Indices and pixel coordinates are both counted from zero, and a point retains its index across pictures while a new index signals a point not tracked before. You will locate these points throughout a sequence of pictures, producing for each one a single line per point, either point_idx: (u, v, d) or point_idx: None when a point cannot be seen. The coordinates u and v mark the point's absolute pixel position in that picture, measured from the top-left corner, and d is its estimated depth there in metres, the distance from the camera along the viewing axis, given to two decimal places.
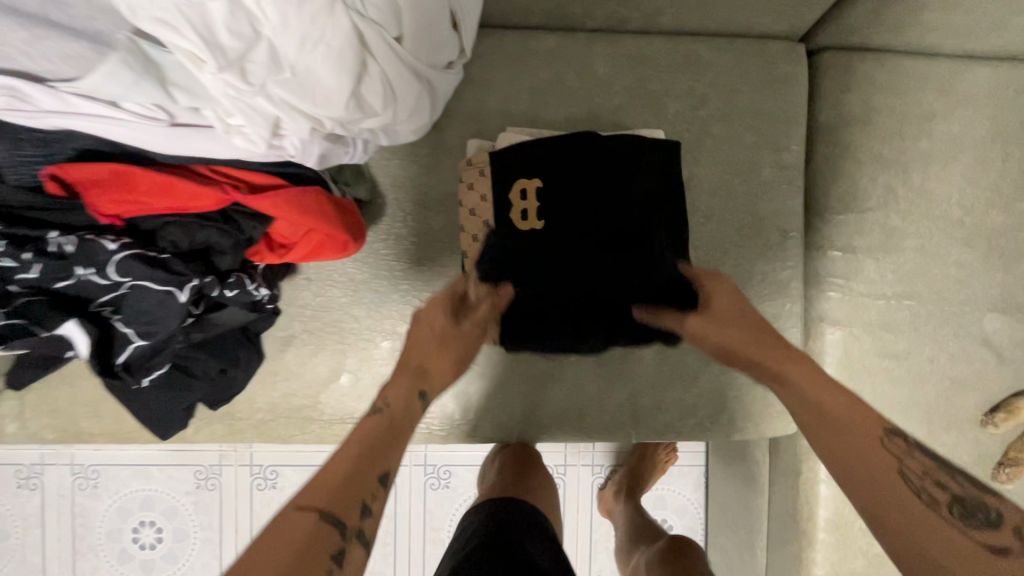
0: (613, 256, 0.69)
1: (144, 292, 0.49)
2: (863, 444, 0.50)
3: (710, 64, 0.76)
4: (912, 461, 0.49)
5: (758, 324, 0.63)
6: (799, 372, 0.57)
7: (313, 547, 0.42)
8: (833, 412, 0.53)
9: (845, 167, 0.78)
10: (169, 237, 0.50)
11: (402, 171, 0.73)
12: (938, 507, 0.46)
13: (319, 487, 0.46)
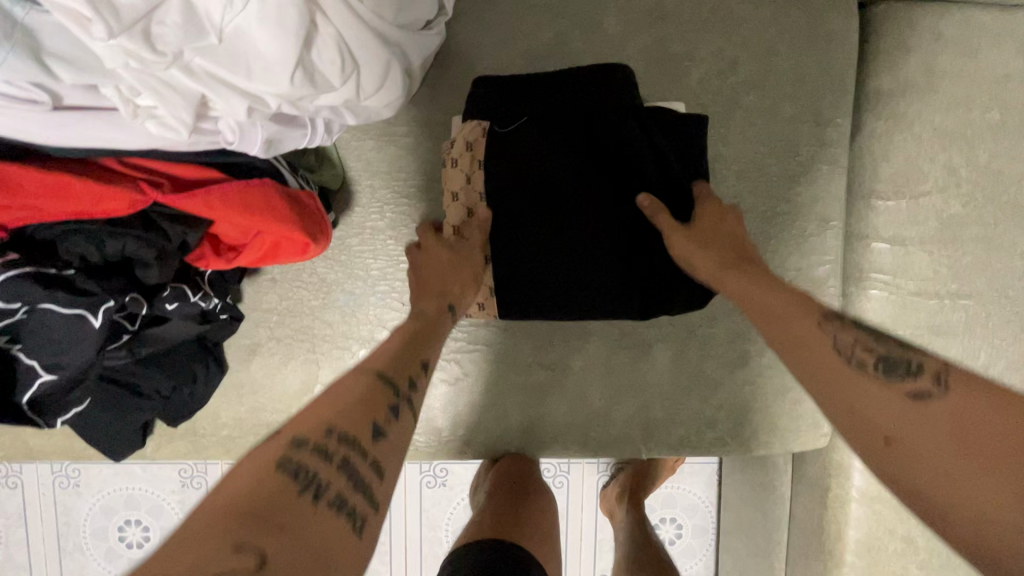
0: (613, 218, 0.56)
1: (45, 318, 0.40)
2: (826, 355, 0.42)
3: (742, 21, 0.64)
4: (848, 341, 0.42)
5: (725, 241, 0.53)
6: (735, 282, 0.49)
7: (253, 529, 0.30)
8: (792, 328, 0.44)
9: (899, 143, 0.66)
10: (72, 248, 0.40)
11: (378, 154, 0.63)
12: (868, 371, 0.40)
13: (271, 456, 0.36)
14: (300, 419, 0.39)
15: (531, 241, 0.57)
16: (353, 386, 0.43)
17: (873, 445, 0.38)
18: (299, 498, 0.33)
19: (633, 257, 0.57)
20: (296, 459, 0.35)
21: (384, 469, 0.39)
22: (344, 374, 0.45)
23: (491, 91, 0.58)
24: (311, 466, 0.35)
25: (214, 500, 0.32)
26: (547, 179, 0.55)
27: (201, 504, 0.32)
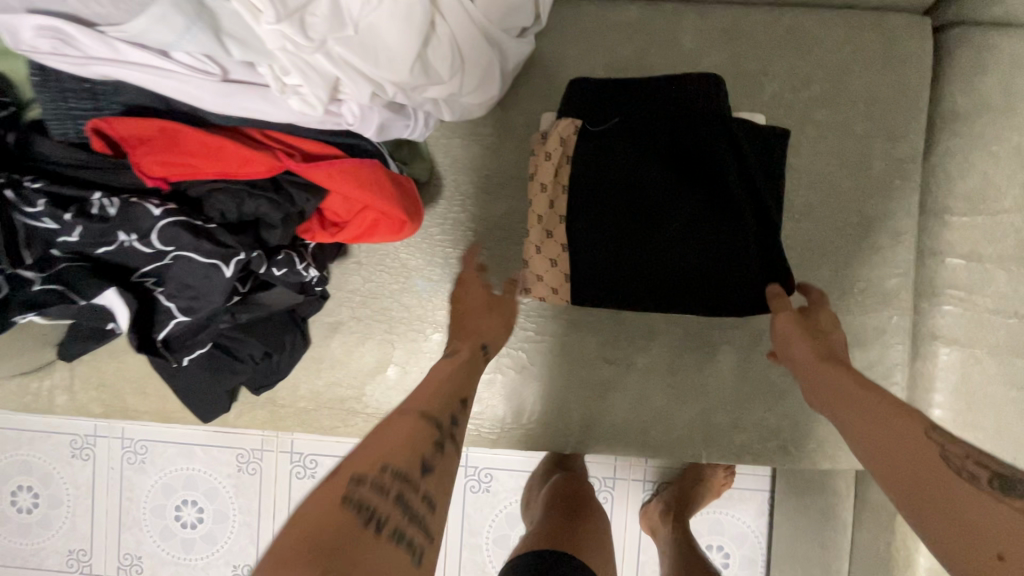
0: (692, 209, 0.57)
1: (189, 265, 0.45)
2: (918, 450, 0.41)
3: (816, 41, 0.67)
4: (952, 448, 0.41)
5: (827, 342, 0.56)
6: (832, 380, 0.50)
7: (334, 556, 0.33)
8: (886, 418, 0.44)
9: (975, 162, 0.67)
10: (217, 205, 0.46)
11: (465, 151, 0.68)
12: (975, 484, 0.38)
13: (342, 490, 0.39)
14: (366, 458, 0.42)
15: (616, 242, 0.59)
16: (410, 429, 0.46)
17: (977, 558, 0.33)
18: (366, 530, 0.36)
19: (711, 247, 0.58)
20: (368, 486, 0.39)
21: (434, 502, 0.42)
22: (391, 415, 0.48)
23: (587, 87, 0.61)
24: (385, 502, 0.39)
25: (290, 536, 0.34)
26: (630, 176, 0.58)
27: (278, 539, 0.34)
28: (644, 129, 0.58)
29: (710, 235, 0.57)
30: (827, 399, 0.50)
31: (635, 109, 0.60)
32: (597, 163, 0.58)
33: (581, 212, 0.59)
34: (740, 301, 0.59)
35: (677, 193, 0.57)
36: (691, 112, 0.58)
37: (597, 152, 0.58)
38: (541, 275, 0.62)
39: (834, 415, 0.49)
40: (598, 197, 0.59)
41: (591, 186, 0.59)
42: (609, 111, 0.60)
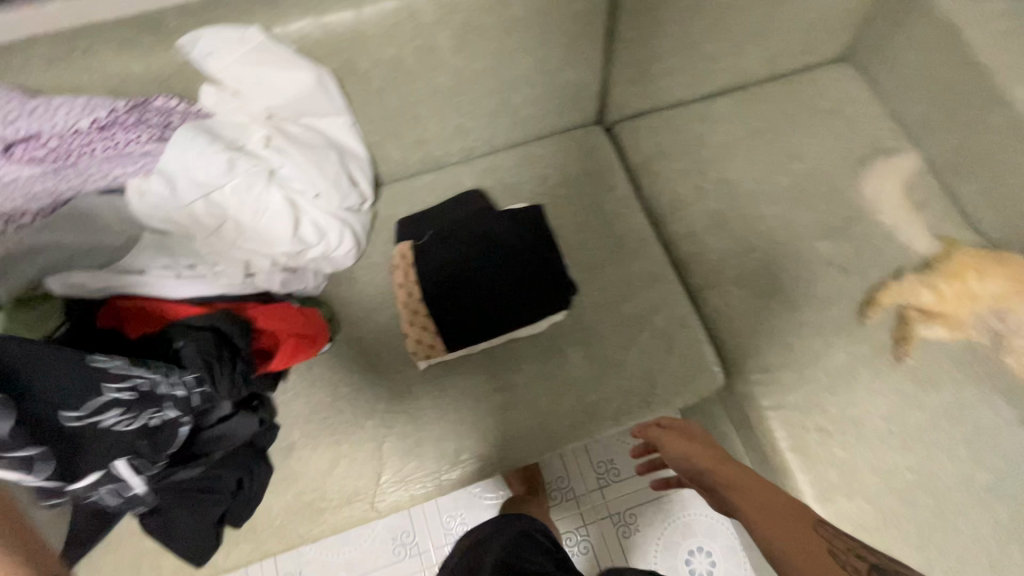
0: (500, 265, 0.90)
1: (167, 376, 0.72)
2: (802, 529, 0.62)
3: (541, 155, 1.09)
4: (838, 541, 0.60)
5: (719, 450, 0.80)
6: (733, 481, 0.73)
7: None
8: (778, 504, 0.66)
9: (661, 185, 1.08)
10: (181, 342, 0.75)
11: (350, 290, 0.97)
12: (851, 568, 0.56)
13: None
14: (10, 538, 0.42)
15: (462, 301, 0.89)
16: None
17: None
18: None
19: (513, 282, 0.90)
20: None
21: None
22: None
23: (412, 219, 0.94)
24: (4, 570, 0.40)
25: None
26: (455, 259, 0.90)
27: None
28: (454, 231, 0.93)
29: (515, 277, 0.90)
30: (728, 488, 0.73)
31: (444, 223, 0.94)
32: (433, 260, 0.90)
33: (434, 291, 0.89)
34: (546, 306, 0.90)
35: (487, 260, 0.90)
36: (477, 213, 0.95)
37: (430, 254, 0.90)
38: (419, 338, 0.89)
39: (738, 500, 0.70)
40: (441, 278, 0.89)
41: (435, 274, 0.89)
42: (431, 227, 0.93)
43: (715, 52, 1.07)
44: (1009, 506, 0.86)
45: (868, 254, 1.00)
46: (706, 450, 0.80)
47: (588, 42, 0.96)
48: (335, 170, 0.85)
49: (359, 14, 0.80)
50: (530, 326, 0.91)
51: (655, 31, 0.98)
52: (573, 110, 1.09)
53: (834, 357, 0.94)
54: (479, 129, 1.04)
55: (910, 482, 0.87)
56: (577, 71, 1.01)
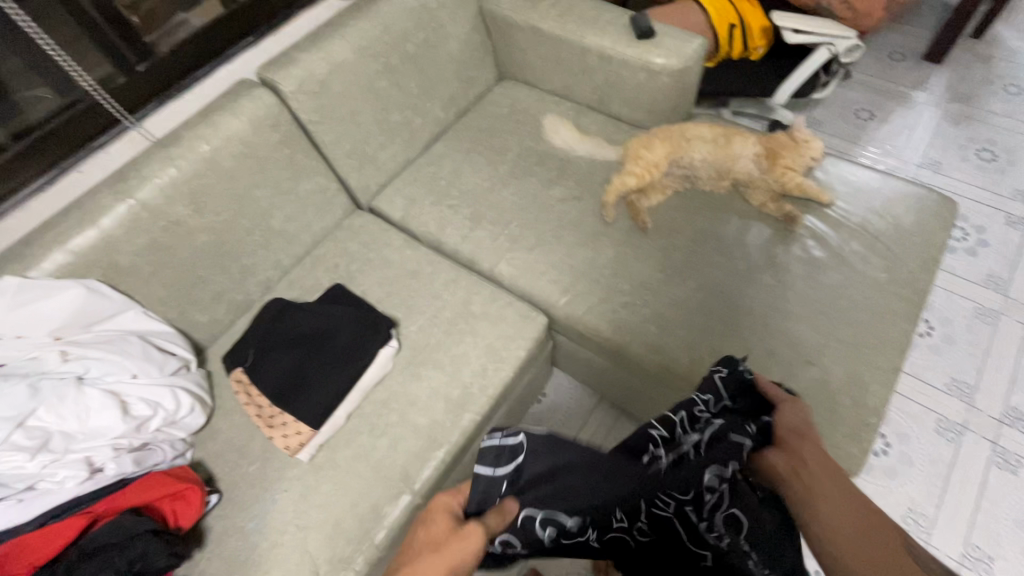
0: (323, 335, 1.02)
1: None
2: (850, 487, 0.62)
3: (326, 253, 1.28)
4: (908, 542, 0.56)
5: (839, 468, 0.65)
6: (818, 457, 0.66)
7: None
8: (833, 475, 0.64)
9: (426, 220, 1.31)
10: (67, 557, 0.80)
11: (218, 443, 1.03)
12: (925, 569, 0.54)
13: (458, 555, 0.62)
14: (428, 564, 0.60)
15: (306, 382, 0.98)
16: None
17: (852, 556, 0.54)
18: None
19: (335, 347, 1.00)
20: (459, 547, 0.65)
21: None
22: None
23: (235, 349, 1.03)
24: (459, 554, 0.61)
25: None
26: (284, 354, 1.00)
27: None
28: (273, 334, 1.03)
29: (341, 336, 1.01)
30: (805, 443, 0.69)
31: (262, 333, 1.04)
32: (266, 366, 1.00)
33: (278, 389, 0.97)
34: (376, 343, 1.02)
35: (310, 340, 1.02)
36: (287, 309, 1.06)
37: (261, 363, 1.00)
38: (286, 433, 0.95)
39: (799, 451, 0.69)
40: (280, 376, 0.98)
41: (273, 375, 0.99)
42: (252, 343, 1.03)
43: (405, 119, 1.38)
44: (765, 272, 1.11)
45: (584, 181, 1.30)
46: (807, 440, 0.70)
47: (302, 157, 1.20)
48: (143, 350, 0.95)
49: (100, 228, 0.97)
50: (372, 370, 1.02)
51: (347, 125, 1.26)
52: (330, 209, 1.31)
53: (605, 253, 1.18)
54: (262, 260, 1.21)
55: (699, 297, 1.10)
56: (310, 180, 1.24)
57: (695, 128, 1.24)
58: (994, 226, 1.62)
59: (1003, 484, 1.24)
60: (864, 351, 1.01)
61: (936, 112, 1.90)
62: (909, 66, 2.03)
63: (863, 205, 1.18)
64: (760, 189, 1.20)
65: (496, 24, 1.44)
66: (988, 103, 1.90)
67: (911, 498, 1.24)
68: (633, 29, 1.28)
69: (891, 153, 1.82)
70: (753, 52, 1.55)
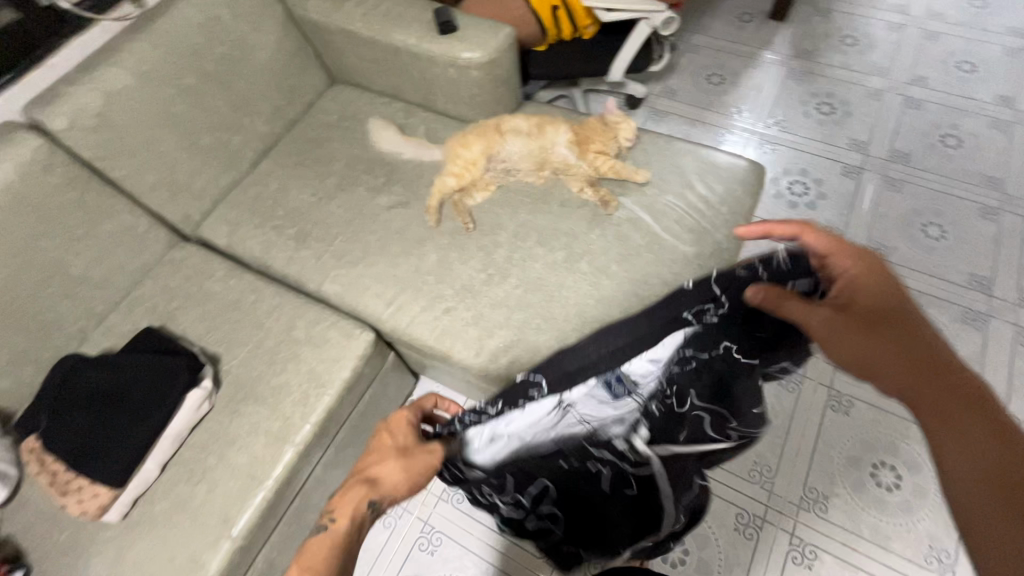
0: (120, 387, 0.97)
1: None
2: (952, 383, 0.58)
3: (146, 293, 1.22)
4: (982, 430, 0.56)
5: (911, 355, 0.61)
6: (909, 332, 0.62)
7: None
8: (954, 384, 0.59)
9: (252, 245, 1.26)
10: None
11: (25, 517, 0.97)
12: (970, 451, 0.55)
13: (335, 523, 0.71)
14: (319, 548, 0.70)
15: (101, 439, 0.93)
16: None
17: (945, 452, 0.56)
18: None
19: (133, 399, 0.95)
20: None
21: None
22: None
23: (28, 416, 0.97)
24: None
25: None
26: (77, 413, 0.95)
27: None
28: (66, 393, 0.97)
29: (139, 384, 0.97)
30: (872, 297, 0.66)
31: (54, 394, 0.98)
32: (58, 428, 0.94)
33: (71, 451, 0.92)
34: (178, 385, 0.97)
35: (106, 393, 0.96)
36: (83, 365, 1.00)
37: (52, 428, 0.94)
38: (81, 497, 0.90)
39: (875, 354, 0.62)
40: (73, 437, 0.93)
41: (66, 437, 0.93)
42: (45, 406, 0.97)
43: (221, 140, 1.30)
44: (583, 260, 1.13)
45: (410, 186, 1.27)
46: (883, 284, 0.67)
47: (93, 197, 1.12)
48: None
49: None
50: (180, 415, 0.98)
51: (146, 156, 1.18)
52: (145, 246, 1.24)
53: (429, 259, 1.16)
54: (68, 312, 1.13)
55: (519, 294, 1.10)
56: (110, 220, 1.16)
57: (511, 121, 1.23)
58: (831, 178, 1.70)
59: (836, 425, 1.33)
60: None
61: (781, 70, 1.96)
62: (757, 26, 2.08)
63: (675, 181, 1.21)
64: (577, 177, 1.21)
65: (308, 28, 1.37)
66: (827, 57, 1.97)
67: (756, 451, 1.31)
68: (437, 24, 1.24)
69: (741, 115, 1.87)
70: (584, 32, 1.53)
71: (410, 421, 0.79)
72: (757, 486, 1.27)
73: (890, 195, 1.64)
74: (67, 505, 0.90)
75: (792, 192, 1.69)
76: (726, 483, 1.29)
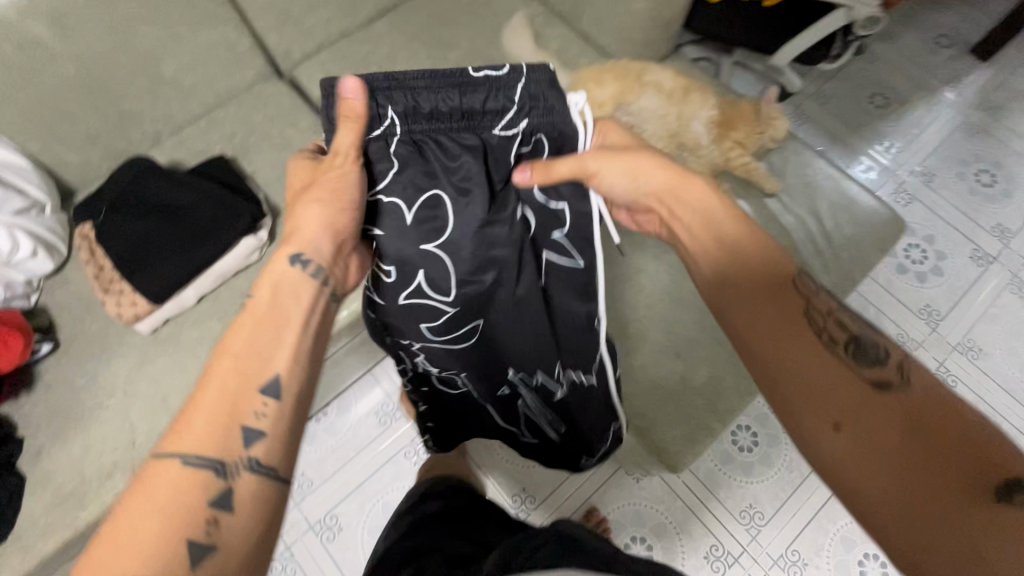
0: (186, 208, 0.95)
1: None
2: (793, 301, 0.68)
3: (226, 116, 1.16)
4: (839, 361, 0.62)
5: (791, 380, 0.63)
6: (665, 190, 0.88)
7: None
8: (933, 421, 0.55)
9: None
10: None
11: (64, 295, 0.99)
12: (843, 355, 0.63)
13: (261, 438, 0.52)
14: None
15: (156, 252, 0.92)
16: None
17: (838, 425, 0.59)
18: None
19: (191, 224, 0.94)
20: (245, 465, 0.51)
21: None
22: None
23: (89, 203, 0.96)
24: (201, 526, 0.47)
25: None
26: (138, 218, 0.93)
27: None
28: (134, 194, 0.95)
29: (203, 210, 0.95)
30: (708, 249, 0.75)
31: (121, 190, 0.96)
32: (115, 226, 0.93)
33: (122, 254, 0.92)
34: (240, 220, 0.95)
35: (171, 208, 0.95)
36: (155, 171, 0.97)
37: (106, 225, 0.93)
38: (120, 302, 0.90)
39: (785, 393, 0.63)
40: (129, 241, 0.92)
41: (121, 237, 0.92)
42: (109, 200, 0.95)
43: None
44: (673, 254, 1.04)
45: None
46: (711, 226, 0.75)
47: None
48: None
49: None
50: (228, 257, 0.96)
51: None
52: (238, 68, 1.16)
53: None
54: (148, 108, 1.09)
55: None
56: (213, 29, 1.08)
57: (656, 73, 1.09)
58: (954, 256, 1.52)
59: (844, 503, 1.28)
60: (739, 360, 0.96)
61: (956, 116, 1.70)
62: (952, 55, 1.79)
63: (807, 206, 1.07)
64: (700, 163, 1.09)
65: None
66: (1013, 121, 1.70)
67: (755, 496, 1.28)
68: None
69: (889, 150, 1.66)
70: None
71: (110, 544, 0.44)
72: (740, 528, 1.25)
73: (1010, 298, 1.47)
74: (106, 302, 0.90)
75: (909, 257, 1.52)
76: (715, 513, 1.27)
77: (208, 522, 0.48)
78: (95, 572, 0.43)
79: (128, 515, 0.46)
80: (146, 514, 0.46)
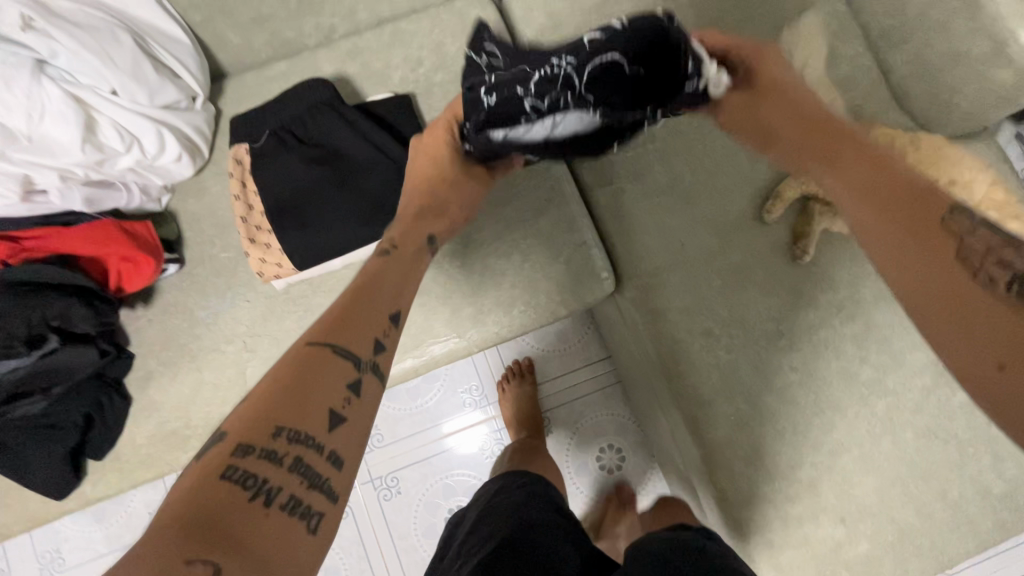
0: (359, 167, 0.78)
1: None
2: (934, 227, 0.48)
3: (417, 32, 0.92)
4: (983, 233, 0.46)
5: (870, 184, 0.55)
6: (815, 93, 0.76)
7: None
8: None
9: None
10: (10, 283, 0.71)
11: (199, 207, 0.86)
12: (987, 284, 0.43)
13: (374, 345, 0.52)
14: (242, 424, 0.43)
15: (315, 213, 0.77)
16: None
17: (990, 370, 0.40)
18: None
19: (363, 191, 0.77)
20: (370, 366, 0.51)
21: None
22: None
23: (251, 120, 0.79)
24: (340, 398, 0.47)
25: None
26: (304, 163, 0.77)
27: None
28: (307, 133, 0.79)
29: (378, 176, 0.78)
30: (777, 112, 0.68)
31: (293, 120, 0.79)
32: (276, 164, 0.77)
33: (277, 202, 0.77)
34: None
35: (343, 161, 0.78)
36: (334, 106, 0.79)
37: (266, 160, 0.77)
38: (263, 258, 0.77)
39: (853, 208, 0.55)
40: (289, 189, 0.77)
41: (281, 181, 0.77)
42: (278, 129, 0.79)
43: None
44: (885, 400, 0.86)
45: None
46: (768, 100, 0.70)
47: None
48: (127, 57, 0.72)
49: None
50: None
51: None
52: None
53: (728, 256, 0.89)
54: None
55: (790, 380, 0.86)
56: None
57: None
58: None
59: None
60: (909, 552, 0.83)
61: None
62: None
63: None
64: None
65: None
66: None
67: None
68: None
69: None
70: None
71: (272, 418, 0.43)
72: None
73: None
74: (249, 253, 0.77)
75: None
76: None
77: (342, 398, 0.48)
78: (250, 445, 0.41)
79: (277, 401, 0.45)
80: (295, 372, 0.47)
